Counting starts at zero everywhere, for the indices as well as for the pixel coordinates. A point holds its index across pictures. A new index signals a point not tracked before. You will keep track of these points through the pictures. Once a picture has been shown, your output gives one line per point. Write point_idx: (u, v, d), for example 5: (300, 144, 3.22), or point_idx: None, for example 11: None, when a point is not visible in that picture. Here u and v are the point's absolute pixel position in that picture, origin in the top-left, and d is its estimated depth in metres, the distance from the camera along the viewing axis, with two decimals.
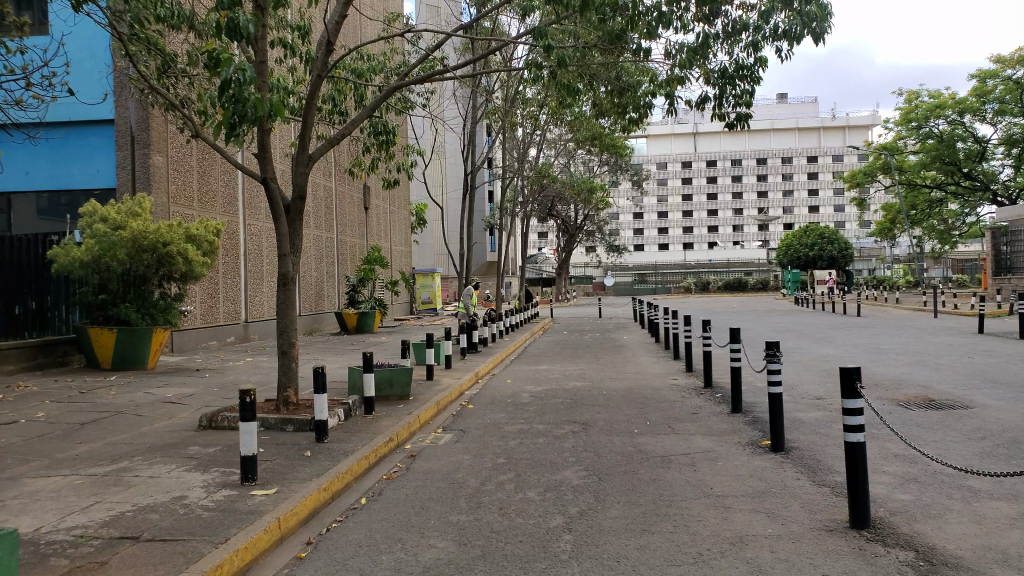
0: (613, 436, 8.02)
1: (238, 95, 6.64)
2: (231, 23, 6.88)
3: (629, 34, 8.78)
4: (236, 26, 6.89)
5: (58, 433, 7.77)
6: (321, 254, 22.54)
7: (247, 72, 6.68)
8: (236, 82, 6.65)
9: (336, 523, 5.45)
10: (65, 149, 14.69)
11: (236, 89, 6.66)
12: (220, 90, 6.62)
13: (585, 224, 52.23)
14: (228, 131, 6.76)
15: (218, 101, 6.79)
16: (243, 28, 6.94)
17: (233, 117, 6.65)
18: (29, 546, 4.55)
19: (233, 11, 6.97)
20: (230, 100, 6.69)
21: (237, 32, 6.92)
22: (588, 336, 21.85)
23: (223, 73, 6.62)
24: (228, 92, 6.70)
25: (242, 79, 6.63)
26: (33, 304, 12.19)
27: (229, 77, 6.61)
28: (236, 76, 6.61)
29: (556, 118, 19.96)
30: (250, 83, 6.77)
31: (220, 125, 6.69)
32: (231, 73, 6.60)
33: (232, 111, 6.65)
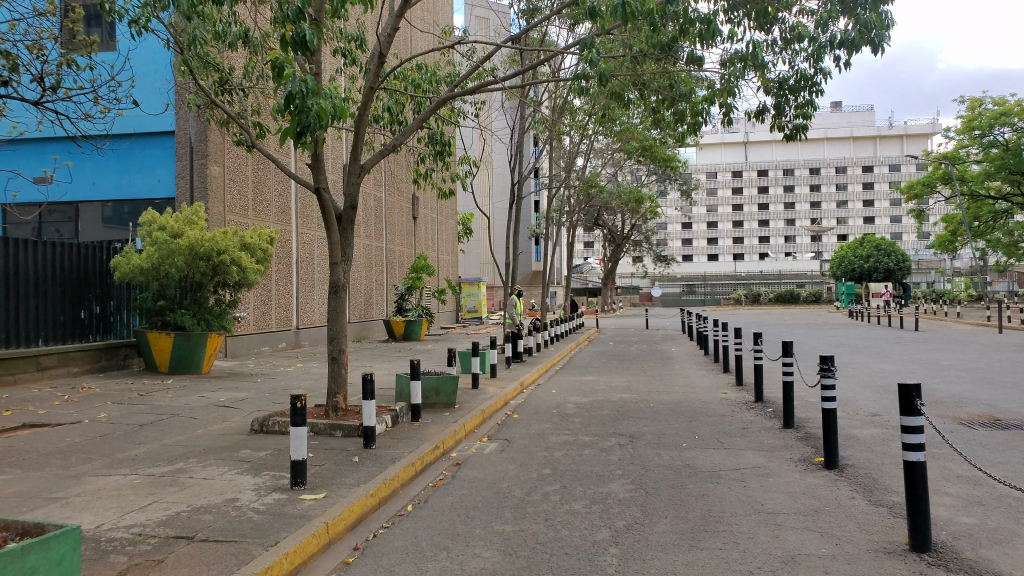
0: (660, 449, 7.92)
1: (302, 105, 6.81)
2: (294, 36, 7.06)
3: (680, 43, 8.67)
4: (298, 40, 7.06)
5: (118, 434, 8.01)
6: (371, 263, 22.84)
7: (310, 83, 6.86)
8: (300, 93, 6.83)
9: (383, 529, 5.49)
10: (129, 159, 15.17)
11: (300, 100, 6.84)
12: (288, 100, 6.81)
13: (633, 234, 51.89)
14: (292, 139, 6.95)
15: (284, 110, 6.98)
16: (306, 41, 7.11)
17: (299, 127, 6.82)
18: (90, 543, 4.69)
19: (297, 25, 7.14)
20: (295, 111, 6.87)
21: (300, 45, 7.09)
22: (636, 348, 21.61)
23: (288, 85, 6.82)
24: (293, 102, 6.89)
25: (305, 90, 6.81)
26: (98, 309, 12.60)
27: (296, 88, 6.80)
28: (300, 87, 6.79)
29: (605, 129, 19.89)
30: (312, 94, 6.95)
31: (288, 134, 6.86)
32: (295, 85, 6.78)
33: (298, 121, 6.82)
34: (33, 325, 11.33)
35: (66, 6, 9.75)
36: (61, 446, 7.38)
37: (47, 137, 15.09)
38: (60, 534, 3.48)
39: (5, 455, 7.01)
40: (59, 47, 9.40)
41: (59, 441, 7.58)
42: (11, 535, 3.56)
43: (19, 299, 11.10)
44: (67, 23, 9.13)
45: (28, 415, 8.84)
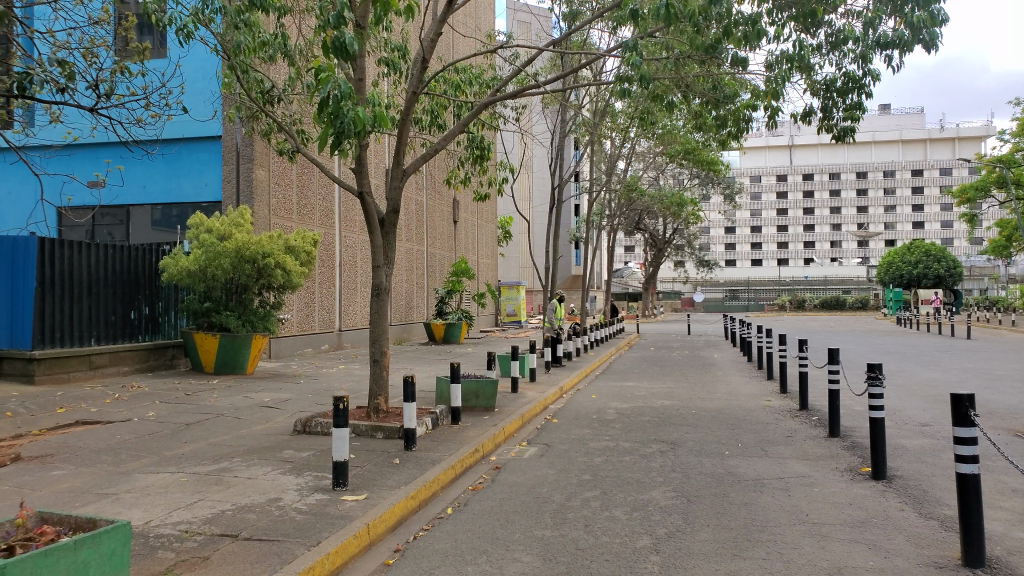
0: (702, 457, 7.82)
1: (339, 109, 6.90)
2: (336, 40, 7.16)
3: (724, 44, 8.57)
4: (340, 44, 7.16)
5: (166, 432, 8.19)
6: (411, 266, 23.02)
7: (346, 87, 6.92)
8: (338, 98, 6.90)
9: (423, 532, 5.52)
10: (177, 164, 15.53)
11: (336, 104, 6.93)
12: (322, 106, 6.90)
13: (674, 239, 51.41)
14: (330, 145, 7.06)
15: (321, 116, 7.08)
16: (348, 46, 7.21)
17: (335, 132, 6.92)
18: (139, 538, 4.79)
19: (337, 29, 7.24)
20: (331, 115, 6.96)
21: (342, 49, 7.19)
22: (677, 354, 21.39)
23: (323, 89, 6.92)
24: (329, 107, 6.98)
25: (340, 94, 6.89)
26: (147, 309, 12.91)
27: (329, 94, 6.88)
28: (335, 91, 6.88)
29: (647, 132, 19.76)
30: (348, 98, 7.02)
31: (324, 138, 6.95)
32: (330, 89, 6.87)
33: (333, 125, 6.91)
34: (85, 325, 11.66)
35: (119, 15, 10.00)
36: (112, 444, 7.58)
37: (100, 142, 15.54)
38: (110, 530, 3.56)
39: (59, 451, 7.22)
40: (113, 55, 9.64)
41: (110, 439, 7.78)
42: (65, 528, 3.66)
43: (71, 300, 11.43)
44: (120, 31, 9.37)
45: (80, 413, 9.09)
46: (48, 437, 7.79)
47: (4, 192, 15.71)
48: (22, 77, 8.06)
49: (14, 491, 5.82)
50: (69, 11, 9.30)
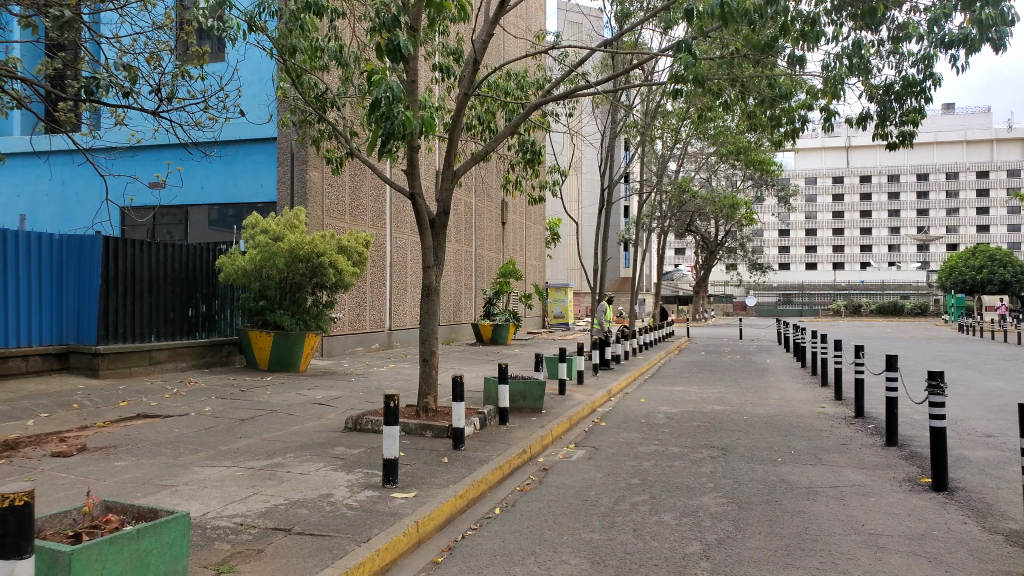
0: (754, 463, 7.69)
1: (389, 111, 6.97)
2: (389, 44, 7.24)
3: (781, 43, 8.41)
4: (394, 47, 7.25)
5: (222, 427, 8.40)
6: (460, 267, 23.16)
7: (397, 90, 7.00)
8: (388, 99, 6.99)
9: (472, 531, 5.54)
10: (235, 165, 15.90)
11: (387, 107, 7.00)
12: (374, 107, 6.99)
13: (726, 242, 50.61)
14: (379, 146, 7.11)
15: (371, 118, 7.16)
16: (400, 48, 7.29)
17: (385, 133, 6.98)
18: (197, 529, 4.92)
19: (392, 30, 7.37)
20: (381, 118, 7.03)
21: (395, 51, 7.27)
22: (728, 358, 21.07)
23: (376, 91, 6.99)
24: (380, 110, 7.05)
25: (392, 97, 6.95)
26: (204, 307, 13.25)
27: (383, 95, 6.98)
28: (387, 94, 6.96)
29: (699, 132, 19.50)
30: (399, 101, 7.10)
31: (373, 140, 7.06)
32: (382, 91, 6.93)
33: (383, 127, 6.98)
34: (146, 322, 12.03)
35: (181, 19, 10.24)
36: (171, 437, 7.80)
37: (162, 144, 16.01)
38: (171, 520, 3.66)
39: (121, 443, 7.47)
40: (175, 59, 9.87)
41: (169, 432, 8.01)
42: (128, 517, 3.78)
43: (133, 297, 11.80)
44: (181, 37, 9.60)
45: (141, 406, 9.38)
46: (111, 429, 8.06)
47: (72, 192, 16.33)
48: (91, 81, 8.34)
49: (80, 480, 6.04)
50: (135, 17, 9.60)
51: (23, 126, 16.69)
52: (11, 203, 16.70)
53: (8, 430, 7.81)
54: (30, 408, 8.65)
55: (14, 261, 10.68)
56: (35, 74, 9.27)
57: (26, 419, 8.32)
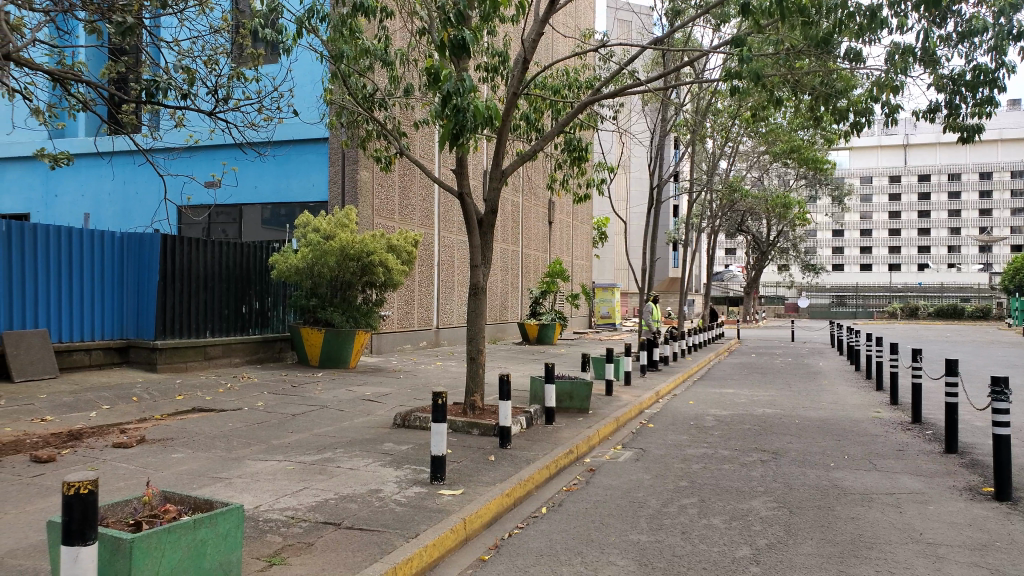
0: (806, 468, 7.52)
1: (460, 105, 7.25)
2: (455, 39, 7.42)
3: (839, 37, 8.22)
4: (459, 42, 7.43)
5: (273, 422, 8.57)
6: (507, 267, 23.21)
7: (466, 83, 7.31)
8: (457, 93, 7.29)
9: (518, 530, 5.54)
10: (289, 164, 16.16)
11: (458, 99, 7.30)
12: (446, 101, 7.30)
13: (777, 242, 49.65)
14: (450, 140, 7.36)
15: (444, 112, 7.45)
16: (465, 44, 7.47)
17: (456, 126, 7.26)
18: (250, 521, 5.02)
19: (456, 28, 7.50)
20: (452, 111, 7.33)
21: (460, 47, 7.45)
22: (780, 360, 20.68)
23: (446, 86, 7.33)
24: (451, 103, 7.37)
25: (462, 89, 7.29)
26: (257, 304, 13.54)
27: (453, 89, 7.29)
28: (457, 87, 7.28)
29: (750, 130, 19.20)
30: (469, 94, 7.40)
31: (446, 134, 7.33)
32: (452, 85, 7.28)
33: (455, 120, 7.27)
34: (202, 318, 12.34)
35: (237, 23, 10.47)
36: (225, 431, 7.98)
37: (218, 144, 16.40)
38: (226, 512, 3.74)
39: (178, 435, 7.67)
40: (232, 62, 10.07)
41: (223, 426, 8.21)
42: (185, 508, 3.87)
43: (190, 294, 12.12)
44: (237, 39, 9.81)
45: (196, 401, 9.62)
46: (169, 422, 8.29)
47: (132, 192, 16.85)
48: (152, 84, 8.59)
49: (139, 471, 6.22)
50: (194, 21, 9.84)
51: (88, 128, 17.31)
52: (75, 202, 17.28)
53: (72, 422, 8.10)
54: (92, 400, 8.95)
55: (79, 259, 11.07)
56: (100, 77, 9.58)
57: (89, 411, 8.62)
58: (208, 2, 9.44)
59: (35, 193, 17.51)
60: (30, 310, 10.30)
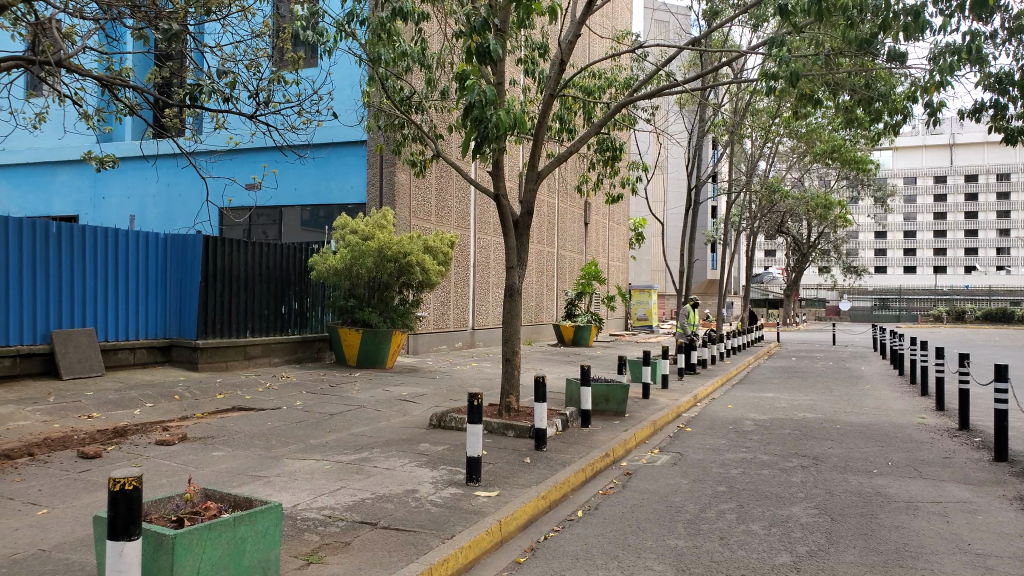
0: (848, 474, 7.36)
1: (482, 117, 7.21)
2: (480, 47, 7.43)
3: (881, 36, 8.02)
4: (484, 50, 7.42)
5: (311, 421, 8.66)
6: (542, 268, 23.19)
7: (488, 95, 7.25)
8: (479, 106, 7.24)
9: (554, 532, 5.52)
10: (328, 166, 16.33)
11: (480, 111, 7.26)
12: (468, 112, 7.27)
13: (818, 243, 48.78)
14: (471, 150, 7.32)
15: (466, 122, 7.43)
16: (490, 52, 7.46)
17: (478, 137, 7.22)
18: (288, 520, 5.08)
19: (481, 35, 7.50)
20: (474, 122, 7.31)
21: (485, 54, 7.44)
22: (821, 364, 20.28)
23: (469, 97, 7.27)
24: (473, 114, 7.33)
25: (484, 101, 7.23)
26: (296, 304, 13.71)
27: (475, 99, 7.25)
28: (479, 98, 7.22)
29: (790, 129, 18.90)
30: (491, 105, 7.34)
31: (466, 144, 7.30)
32: (475, 97, 7.23)
33: (477, 131, 7.22)
34: (242, 318, 12.52)
35: (278, 26, 10.62)
36: (264, 430, 8.09)
37: (258, 147, 16.64)
38: (264, 510, 3.78)
39: (218, 433, 7.80)
40: (273, 66, 10.21)
41: (262, 425, 8.33)
42: (226, 506, 3.93)
43: (231, 294, 12.31)
44: (277, 44, 9.95)
45: (236, 399, 9.78)
46: (210, 421, 8.44)
47: (176, 195, 17.21)
48: (195, 89, 8.76)
49: (181, 468, 6.33)
50: (236, 26, 10.01)
51: (134, 132, 17.75)
52: (122, 204, 17.69)
53: (117, 419, 8.28)
54: (137, 397, 9.15)
55: (124, 259, 11.31)
56: (145, 82, 9.78)
57: (133, 408, 8.81)
58: (250, 8, 9.59)
59: (83, 195, 17.97)
60: (78, 311, 10.55)
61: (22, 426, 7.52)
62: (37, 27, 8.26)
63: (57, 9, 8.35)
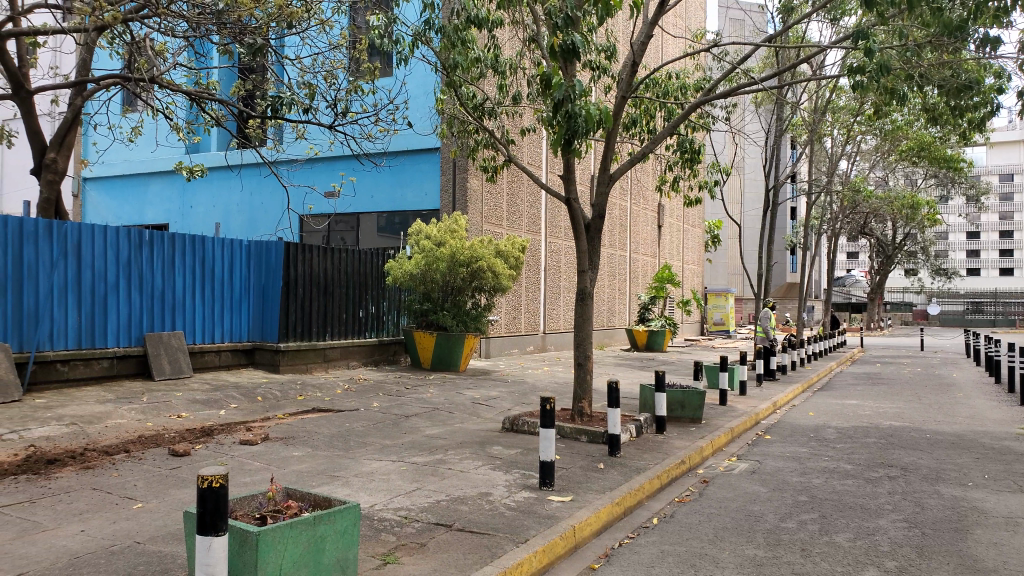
0: (939, 486, 7.02)
1: (571, 111, 7.23)
2: (564, 44, 7.45)
3: (973, 24, 7.63)
4: (569, 47, 7.44)
5: (387, 423, 8.83)
6: (614, 272, 23.00)
7: (577, 89, 7.28)
8: (569, 100, 7.27)
9: (628, 539, 5.46)
10: (403, 173, 16.61)
11: (569, 105, 7.28)
12: (557, 108, 7.30)
13: (904, 245, 46.72)
14: (559, 146, 7.34)
15: (555, 118, 7.45)
16: (576, 49, 7.46)
17: (567, 132, 7.24)
18: (366, 520, 5.18)
19: (565, 31, 7.50)
20: (564, 117, 7.33)
21: (571, 52, 7.46)
22: (909, 371, 19.42)
23: (557, 93, 7.32)
24: (563, 109, 7.35)
25: (574, 95, 7.27)
26: (373, 308, 14.00)
27: (564, 96, 7.28)
28: (568, 94, 7.25)
29: (873, 127, 18.20)
30: (580, 99, 7.36)
31: (557, 139, 7.33)
32: (563, 92, 7.27)
33: (566, 127, 7.25)
34: (322, 322, 12.87)
35: (355, 38, 10.91)
36: (342, 431, 8.28)
37: (337, 156, 17.08)
38: (344, 509, 3.87)
39: (299, 434, 8.04)
40: (349, 76, 10.49)
41: (340, 426, 8.54)
42: (306, 504, 4.04)
43: (312, 299, 12.68)
44: (354, 55, 10.22)
45: (316, 401, 10.06)
46: (290, 421, 8.71)
47: (259, 203, 17.85)
48: (276, 101, 9.08)
49: (264, 468, 6.55)
50: (315, 39, 10.33)
51: (220, 142, 18.50)
52: (208, 212, 18.44)
53: (204, 418, 8.63)
54: (222, 399, 9.51)
55: (211, 264, 11.79)
56: (230, 95, 10.19)
57: (219, 408, 9.17)
58: (328, 20, 9.87)
59: (173, 205, 18.83)
60: (168, 316, 11.05)
61: (117, 424, 7.92)
62: (133, 46, 8.70)
63: (150, 27, 8.78)
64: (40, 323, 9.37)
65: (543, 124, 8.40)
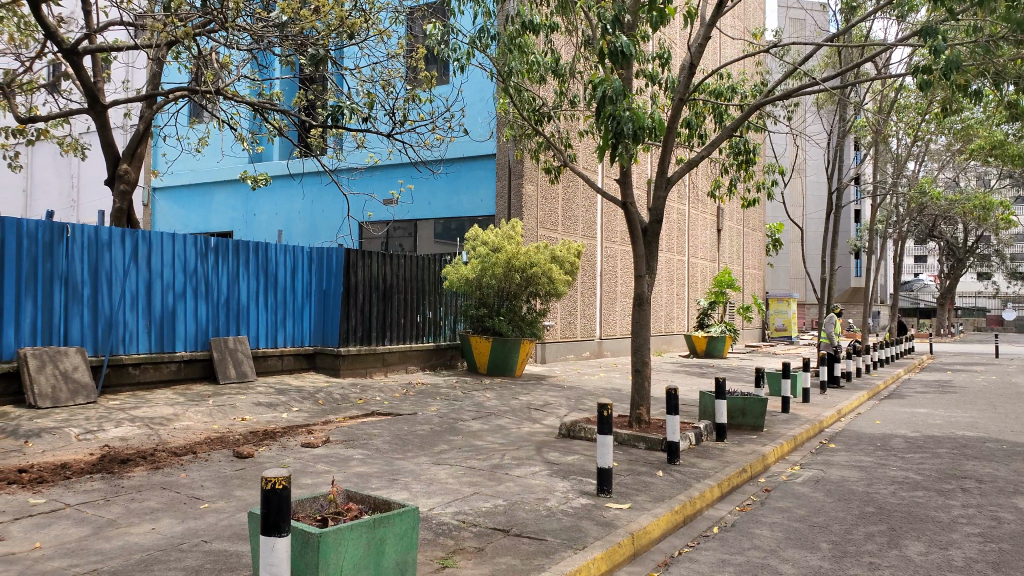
0: (1017, 499, 6.70)
1: (615, 112, 7.19)
2: (615, 47, 7.43)
3: None
4: (617, 52, 7.41)
5: (444, 427, 8.88)
6: (672, 277, 22.75)
7: (618, 88, 7.24)
8: (612, 99, 7.24)
9: (688, 548, 5.37)
10: (459, 180, 16.76)
11: (613, 107, 7.25)
12: (600, 107, 7.27)
13: (977, 248, 44.87)
14: (605, 149, 7.29)
15: (599, 121, 7.43)
16: (625, 51, 7.44)
17: (612, 134, 7.19)
18: (425, 523, 5.23)
19: (613, 37, 7.49)
20: (609, 119, 7.29)
21: (619, 56, 7.43)
22: (982, 379, 18.61)
23: (599, 92, 7.29)
24: (607, 111, 7.32)
25: (615, 94, 7.22)
26: (430, 314, 14.13)
27: (607, 94, 7.25)
28: (611, 94, 7.22)
29: (941, 126, 17.53)
30: (624, 99, 7.31)
31: (600, 138, 7.28)
32: (605, 90, 7.23)
33: (611, 128, 7.20)
34: (381, 327, 13.05)
35: (413, 46, 11.07)
36: (400, 435, 8.37)
37: (394, 164, 17.32)
38: (402, 512, 3.91)
39: (359, 437, 8.17)
40: (407, 84, 10.65)
41: (398, 429, 8.62)
42: (366, 507, 4.09)
43: (370, 305, 12.87)
44: (410, 63, 10.38)
45: (374, 405, 10.21)
46: (350, 424, 8.85)
47: (319, 210, 18.25)
48: (335, 111, 9.30)
49: (325, 470, 6.66)
50: (374, 49, 10.53)
51: (281, 151, 18.98)
52: (270, 220, 18.92)
53: (267, 421, 8.84)
54: (285, 402, 9.73)
55: (274, 270, 12.08)
56: (293, 105, 10.40)
57: (281, 411, 9.37)
58: (386, 30, 10.05)
59: (236, 213, 19.39)
60: (233, 322, 11.36)
61: (186, 426, 8.18)
62: (199, 60, 8.99)
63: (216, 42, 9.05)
64: (114, 329, 9.74)
65: (597, 128, 8.37)
